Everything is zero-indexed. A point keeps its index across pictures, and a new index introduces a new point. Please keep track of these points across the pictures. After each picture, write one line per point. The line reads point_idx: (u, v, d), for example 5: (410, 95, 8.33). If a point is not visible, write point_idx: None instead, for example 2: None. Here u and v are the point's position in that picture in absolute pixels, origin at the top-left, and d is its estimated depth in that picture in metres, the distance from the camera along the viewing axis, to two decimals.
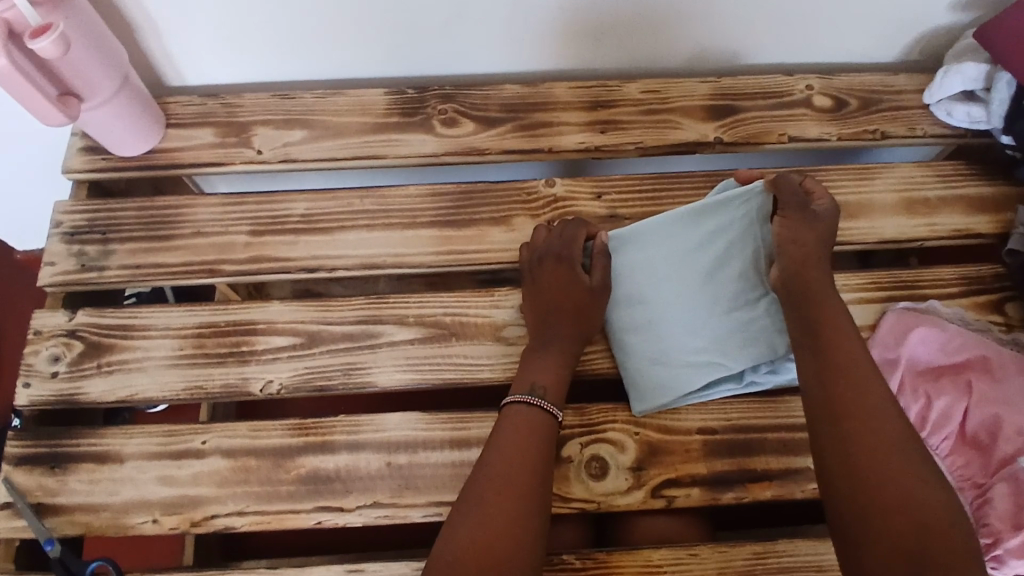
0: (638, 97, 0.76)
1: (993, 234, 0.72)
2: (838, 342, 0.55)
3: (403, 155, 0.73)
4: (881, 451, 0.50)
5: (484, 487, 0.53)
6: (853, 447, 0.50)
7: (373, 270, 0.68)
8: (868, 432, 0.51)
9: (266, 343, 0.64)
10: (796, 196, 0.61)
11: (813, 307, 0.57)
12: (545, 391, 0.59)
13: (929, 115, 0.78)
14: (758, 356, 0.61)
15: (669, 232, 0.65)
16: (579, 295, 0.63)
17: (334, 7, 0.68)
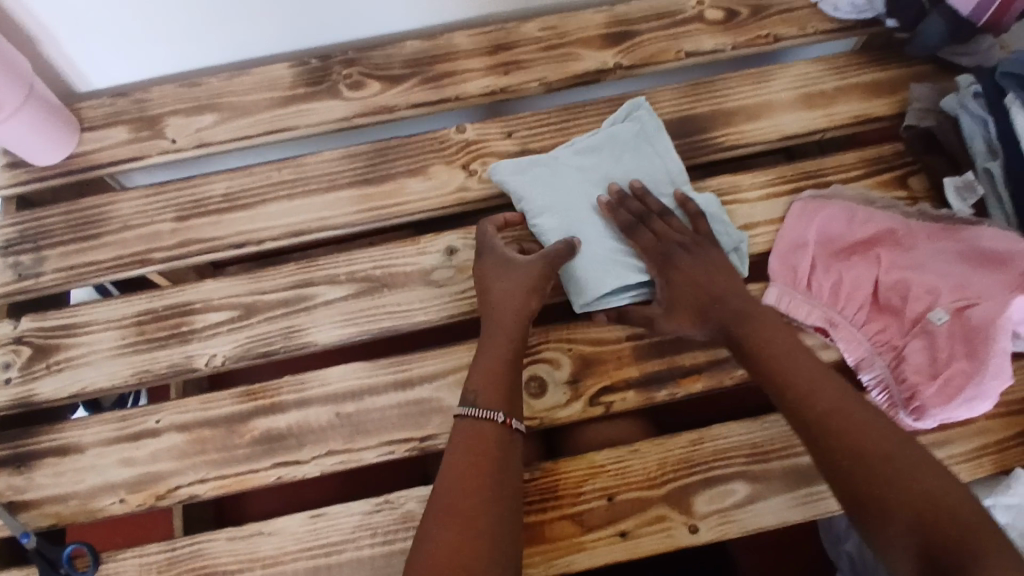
0: (536, 35, 0.78)
1: (892, 115, 0.75)
2: (766, 340, 0.58)
3: (313, 124, 0.74)
4: (833, 410, 0.52)
5: (441, 510, 0.50)
6: (824, 425, 0.51)
7: (302, 237, 0.71)
8: (835, 417, 0.51)
9: (204, 320, 0.67)
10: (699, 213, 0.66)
11: (730, 318, 0.60)
12: (478, 395, 0.56)
13: (819, 11, 0.80)
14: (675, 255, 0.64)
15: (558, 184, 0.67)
16: (527, 284, 0.61)
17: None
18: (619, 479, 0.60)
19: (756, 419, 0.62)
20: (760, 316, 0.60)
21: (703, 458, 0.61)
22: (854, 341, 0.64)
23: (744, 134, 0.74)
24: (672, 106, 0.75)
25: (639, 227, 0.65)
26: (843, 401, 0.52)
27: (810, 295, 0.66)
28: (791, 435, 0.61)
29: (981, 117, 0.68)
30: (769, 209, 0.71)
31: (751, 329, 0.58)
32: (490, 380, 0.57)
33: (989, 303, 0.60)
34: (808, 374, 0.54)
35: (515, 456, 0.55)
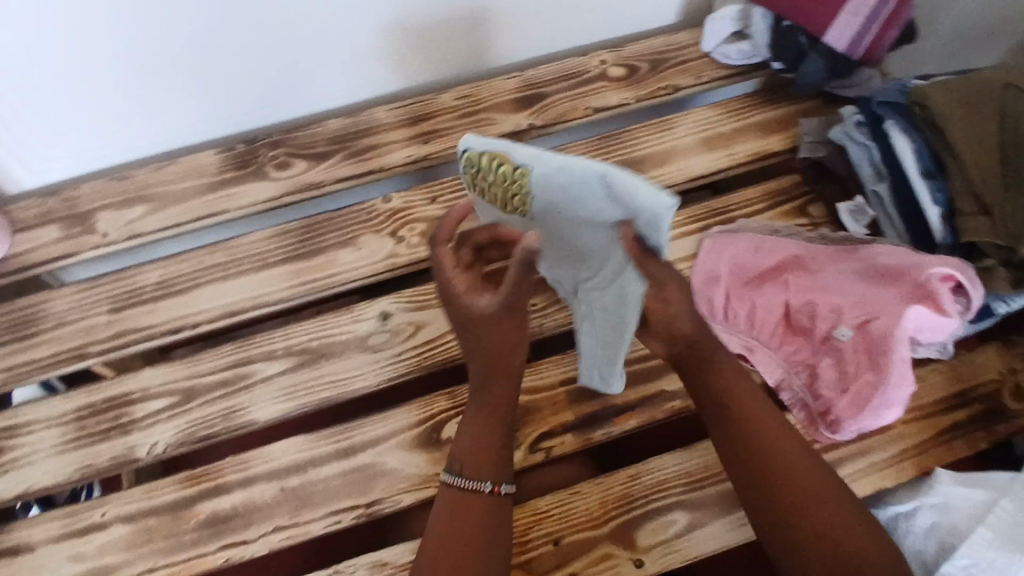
0: (452, 104, 0.83)
1: (786, 149, 0.81)
2: (729, 400, 0.59)
3: (243, 206, 0.77)
4: (786, 484, 0.55)
5: None
6: (776, 498, 0.55)
7: (238, 317, 0.72)
8: (789, 491, 0.55)
9: (144, 409, 0.67)
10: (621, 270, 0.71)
11: (696, 372, 0.60)
12: (463, 467, 0.59)
13: (712, 61, 0.86)
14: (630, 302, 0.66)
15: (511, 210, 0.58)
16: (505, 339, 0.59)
17: (146, 76, 0.73)
18: (564, 522, 0.62)
19: (688, 449, 0.65)
20: (728, 370, 0.60)
21: (642, 492, 0.63)
22: (770, 364, 0.68)
23: (653, 180, 0.79)
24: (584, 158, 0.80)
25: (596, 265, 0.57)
26: (797, 474, 0.56)
27: (726, 325, 0.70)
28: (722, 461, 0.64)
29: (864, 144, 0.73)
30: (683, 247, 0.75)
31: (715, 387, 0.59)
32: (480, 446, 0.59)
33: (885, 316, 0.64)
34: (782, 452, 0.57)
35: (503, 525, 0.57)
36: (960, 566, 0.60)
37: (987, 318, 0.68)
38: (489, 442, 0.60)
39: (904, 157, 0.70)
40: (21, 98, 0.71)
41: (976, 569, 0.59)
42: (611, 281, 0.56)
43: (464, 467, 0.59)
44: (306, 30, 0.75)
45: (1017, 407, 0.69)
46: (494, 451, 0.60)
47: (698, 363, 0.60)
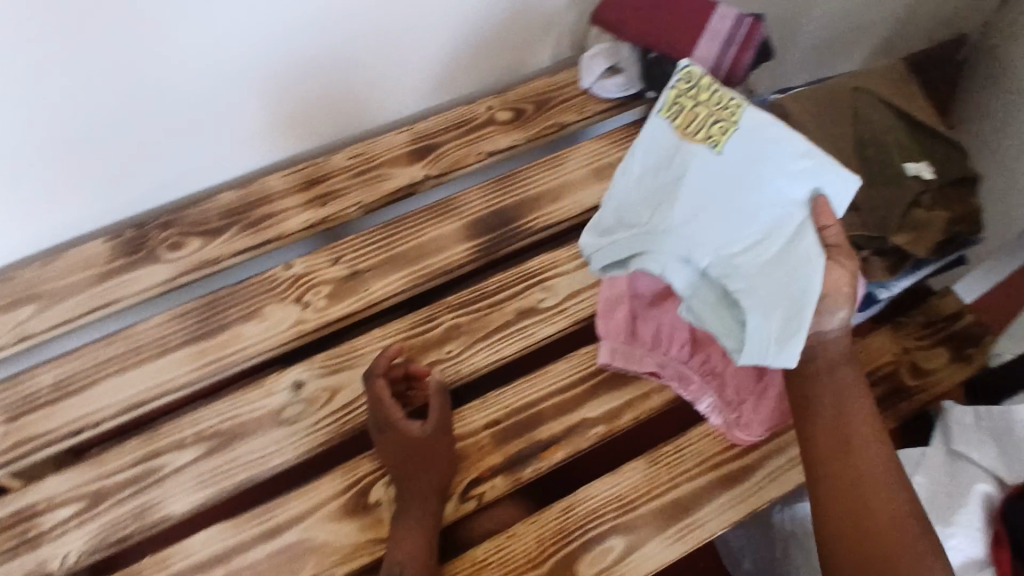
0: (345, 163, 0.83)
1: None
2: (826, 434, 0.59)
3: (138, 292, 0.74)
4: (868, 509, 0.56)
5: None
6: (853, 518, 0.56)
7: (144, 407, 0.69)
8: (866, 516, 0.55)
9: (48, 521, 0.63)
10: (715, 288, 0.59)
11: (813, 396, 0.60)
12: (403, 565, 0.59)
13: (592, 96, 0.90)
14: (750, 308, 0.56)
15: (626, 191, 0.62)
16: (432, 447, 0.64)
17: (17, 172, 0.71)
18: (502, 567, 0.61)
19: (616, 473, 0.66)
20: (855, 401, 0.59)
21: (575, 525, 0.63)
22: (685, 377, 0.71)
23: (550, 215, 0.81)
24: (481, 202, 0.82)
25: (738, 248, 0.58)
26: (884, 504, 0.56)
27: (637, 346, 0.72)
28: (650, 480, 0.66)
29: None
30: (587, 276, 0.77)
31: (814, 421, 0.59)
32: (413, 545, 0.60)
33: None
34: (873, 484, 0.56)
35: None
36: None
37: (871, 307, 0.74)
38: (422, 542, 0.60)
39: None
40: None
41: None
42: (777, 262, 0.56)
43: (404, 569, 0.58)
44: (182, 109, 0.74)
45: (913, 384, 0.73)
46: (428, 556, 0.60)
47: (811, 388, 0.60)
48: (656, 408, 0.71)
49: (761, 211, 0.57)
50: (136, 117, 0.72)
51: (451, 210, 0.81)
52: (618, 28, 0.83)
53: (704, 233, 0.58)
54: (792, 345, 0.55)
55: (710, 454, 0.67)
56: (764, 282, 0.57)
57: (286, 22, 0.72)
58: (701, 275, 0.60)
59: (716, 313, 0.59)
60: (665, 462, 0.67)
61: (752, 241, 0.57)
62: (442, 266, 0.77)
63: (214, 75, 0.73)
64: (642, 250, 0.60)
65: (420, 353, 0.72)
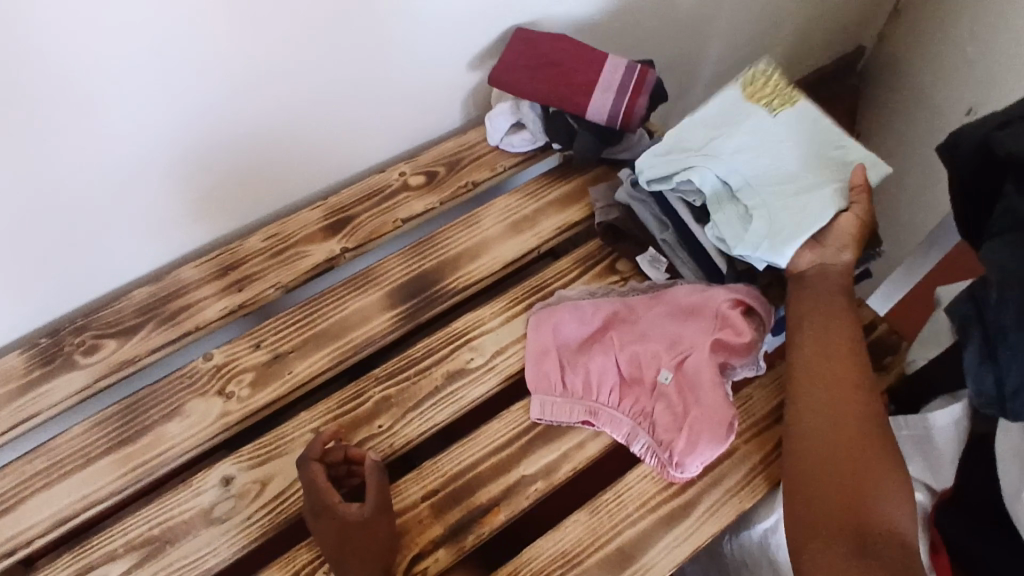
0: (261, 246, 0.83)
1: (584, 217, 0.87)
2: (840, 347, 0.68)
3: (52, 403, 0.72)
4: (837, 449, 0.63)
5: None
6: (823, 455, 0.63)
7: (65, 525, 0.66)
8: (834, 452, 0.63)
9: None
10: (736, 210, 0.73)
11: (811, 320, 0.70)
12: None
13: (502, 151, 0.92)
14: (778, 224, 0.70)
15: (685, 128, 0.77)
16: (368, 530, 0.61)
17: None
18: None
19: (558, 527, 0.65)
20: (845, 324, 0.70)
21: None
22: (618, 420, 0.71)
23: (471, 273, 0.82)
24: (402, 269, 0.82)
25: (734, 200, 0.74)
26: (856, 436, 0.63)
27: (567, 396, 0.72)
28: (593, 531, 0.65)
29: (645, 200, 0.80)
30: (513, 330, 0.78)
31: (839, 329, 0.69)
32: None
33: (698, 350, 0.71)
34: (856, 408, 0.65)
35: None
36: None
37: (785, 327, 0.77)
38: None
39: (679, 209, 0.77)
40: None
41: None
42: (810, 193, 0.71)
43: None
44: (84, 214, 0.73)
45: None
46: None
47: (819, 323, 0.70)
48: (593, 455, 0.71)
49: (804, 163, 0.74)
50: (36, 230, 0.70)
51: (371, 281, 0.81)
52: (520, 89, 0.85)
53: (745, 167, 0.74)
54: (787, 253, 0.69)
55: (650, 496, 0.68)
56: (781, 213, 0.71)
57: (182, 116, 0.71)
58: (728, 195, 0.74)
59: (733, 221, 0.72)
60: (607, 509, 0.67)
61: (781, 179, 0.73)
62: (367, 337, 0.77)
63: (114, 177, 0.72)
64: (690, 166, 0.74)
65: (351, 431, 0.71)
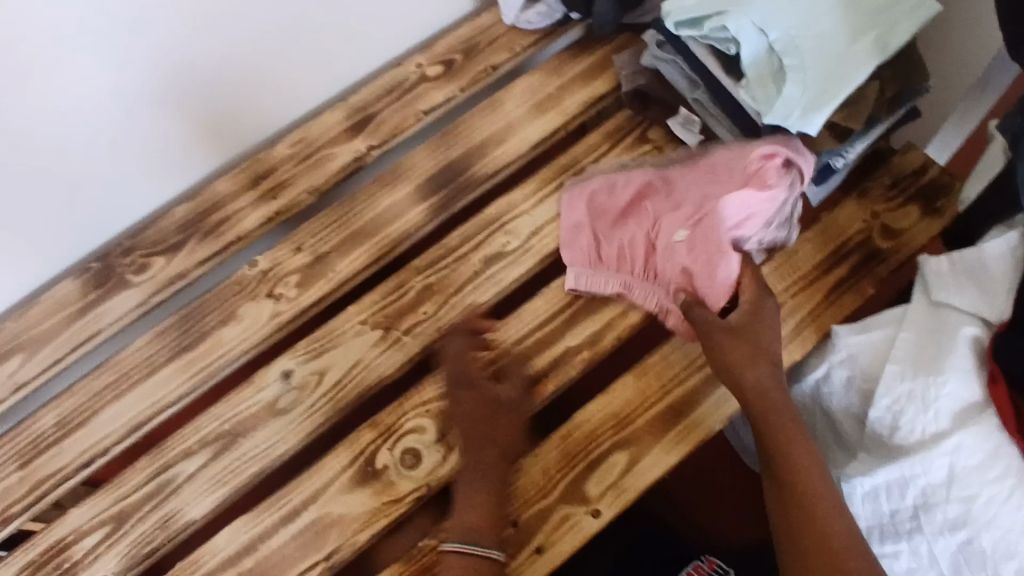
0: (288, 152, 0.83)
1: (611, 88, 0.84)
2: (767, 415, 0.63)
3: (114, 321, 0.75)
4: (807, 516, 0.59)
5: None
6: (793, 522, 0.60)
7: (143, 428, 0.71)
8: (801, 519, 0.60)
9: (82, 548, 0.67)
10: (767, 70, 0.69)
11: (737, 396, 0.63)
12: (478, 536, 0.61)
13: (520, 30, 0.88)
14: (810, 86, 0.66)
15: None
16: (495, 416, 0.66)
17: None
18: (516, 502, 0.64)
19: (608, 392, 0.67)
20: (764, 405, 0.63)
21: (578, 448, 0.65)
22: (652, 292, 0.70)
23: (499, 158, 0.81)
24: (429, 161, 0.81)
25: (769, 57, 0.69)
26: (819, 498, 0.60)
27: (602, 269, 0.72)
28: (642, 393, 0.67)
29: (673, 60, 0.77)
30: (547, 210, 0.77)
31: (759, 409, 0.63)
32: (485, 510, 0.62)
33: (714, 213, 0.68)
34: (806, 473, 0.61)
35: None
36: (885, 407, 0.64)
37: (831, 177, 0.74)
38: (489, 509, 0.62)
39: (708, 65, 0.73)
40: None
41: (897, 405, 0.63)
42: (848, 50, 0.66)
43: (480, 534, 0.61)
44: (99, 137, 0.74)
45: (887, 246, 0.73)
46: (497, 524, 0.62)
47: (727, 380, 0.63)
48: (636, 322, 0.71)
49: (849, 8, 0.67)
50: (63, 154, 0.73)
51: (398, 176, 0.81)
52: None
53: (782, 11, 0.67)
54: (817, 118, 0.65)
55: (696, 355, 0.68)
56: (814, 73, 0.66)
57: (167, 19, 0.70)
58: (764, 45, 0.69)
59: (764, 83, 0.68)
60: (654, 372, 0.68)
61: (821, 26, 0.67)
62: (404, 231, 0.78)
63: (127, 98, 0.73)
64: (723, 10, 0.69)
65: (397, 320, 0.73)
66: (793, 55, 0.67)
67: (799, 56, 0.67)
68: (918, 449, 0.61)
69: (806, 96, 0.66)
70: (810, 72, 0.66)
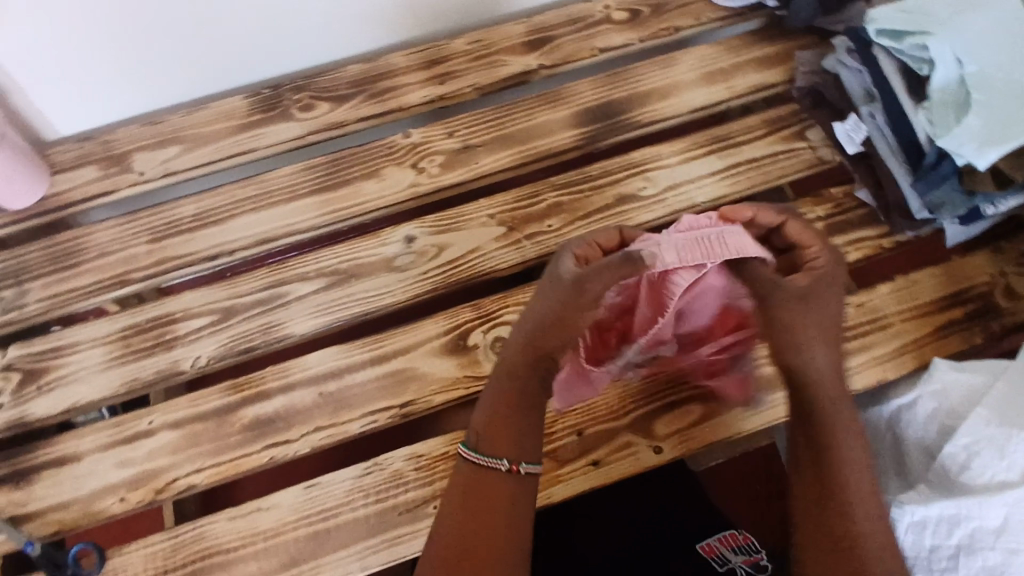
0: (465, 48, 0.87)
1: (783, 81, 0.86)
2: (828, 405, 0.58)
3: (271, 144, 0.81)
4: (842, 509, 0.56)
5: (454, 511, 0.57)
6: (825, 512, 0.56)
7: (270, 244, 0.76)
8: (838, 511, 0.56)
9: (186, 327, 0.72)
10: (951, 97, 0.69)
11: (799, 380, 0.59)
12: (478, 438, 0.59)
13: (711, 4, 0.91)
14: (990, 123, 0.66)
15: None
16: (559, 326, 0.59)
17: (174, 35, 0.78)
18: (586, 416, 0.66)
19: None
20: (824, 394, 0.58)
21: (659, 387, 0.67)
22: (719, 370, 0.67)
23: (658, 111, 0.84)
24: (591, 94, 0.84)
25: (958, 86, 0.69)
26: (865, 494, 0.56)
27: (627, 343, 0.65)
28: None
29: (857, 69, 0.77)
30: (689, 171, 0.80)
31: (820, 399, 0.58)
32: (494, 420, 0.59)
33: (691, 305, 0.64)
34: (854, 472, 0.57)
35: (519, 504, 0.57)
36: (961, 444, 0.63)
37: (978, 222, 0.74)
38: (504, 419, 0.59)
39: (890, 79, 0.74)
40: (66, 48, 0.75)
41: (974, 446, 0.62)
42: None
43: (482, 443, 0.59)
44: None
45: (1009, 305, 0.73)
46: (514, 437, 0.59)
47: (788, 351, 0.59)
48: None
49: None
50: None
51: (560, 99, 0.84)
52: None
53: (984, 49, 0.68)
54: (989, 153, 0.65)
55: None
56: (1000, 114, 0.66)
57: None
58: (957, 74, 0.69)
59: (945, 108, 0.69)
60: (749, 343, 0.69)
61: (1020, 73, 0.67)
62: (550, 148, 0.81)
63: None
64: (927, 30, 0.70)
65: (522, 224, 0.76)
66: (982, 90, 0.67)
67: (988, 94, 0.67)
68: (982, 492, 0.60)
69: (987, 132, 0.66)
70: (994, 112, 0.67)
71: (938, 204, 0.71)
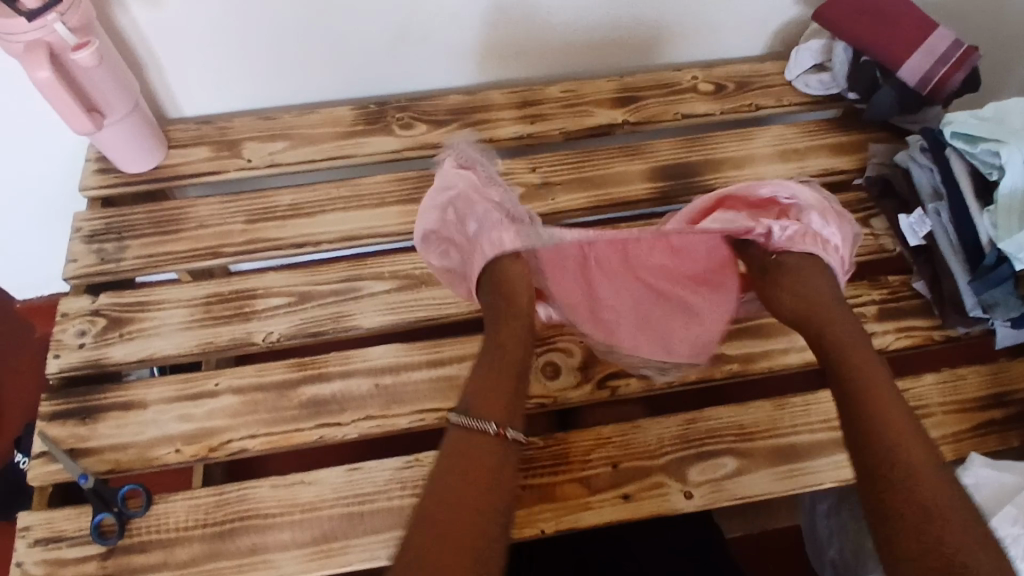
0: (558, 95, 0.94)
1: (854, 169, 0.89)
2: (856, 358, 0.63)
3: (368, 153, 0.88)
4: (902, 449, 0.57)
5: (447, 483, 0.55)
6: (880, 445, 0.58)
7: (352, 242, 0.82)
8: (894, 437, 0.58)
9: (265, 303, 0.77)
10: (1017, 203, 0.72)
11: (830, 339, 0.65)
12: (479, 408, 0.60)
13: (793, 89, 0.96)
14: None
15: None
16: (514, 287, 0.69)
17: (298, 40, 0.86)
18: (622, 449, 0.69)
19: (743, 405, 0.71)
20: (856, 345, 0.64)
21: (696, 436, 0.69)
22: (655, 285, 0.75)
23: (730, 179, 0.88)
24: (669, 153, 0.89)
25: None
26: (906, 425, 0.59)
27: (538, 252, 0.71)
28: (773, 420, 0.71)
29: (928, 168, 0.80)
30: None
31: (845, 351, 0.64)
32: (493, 392, 0.61)
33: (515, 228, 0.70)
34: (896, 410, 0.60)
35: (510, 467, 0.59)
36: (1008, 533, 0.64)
37: None
38: (501, 393, 0.62)
39: (959, 179, 0.77)
40: (207, 41, 0.84)
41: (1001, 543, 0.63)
42: None
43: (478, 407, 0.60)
44: (425, 23, 0.87)
45: None
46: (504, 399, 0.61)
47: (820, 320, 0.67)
48: (791, 365, 0.75)
49: None
50: (395, 27, 0.87)
51: (639, 153, 0.89)
52: (829, 20, 0.87)
53: None
54: None
55: (834, 417, 0.71)
56: None
57: None
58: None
59: (1009, 212, 0.72)
60: (792, 410, 0.71)
61: None
62: (622, 196, 0.86)
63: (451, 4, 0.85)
64: (1003, 138, 0.73)
65: None
66: None
67: None
68: None
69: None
70: None
71: (991, 304, 0.73)
